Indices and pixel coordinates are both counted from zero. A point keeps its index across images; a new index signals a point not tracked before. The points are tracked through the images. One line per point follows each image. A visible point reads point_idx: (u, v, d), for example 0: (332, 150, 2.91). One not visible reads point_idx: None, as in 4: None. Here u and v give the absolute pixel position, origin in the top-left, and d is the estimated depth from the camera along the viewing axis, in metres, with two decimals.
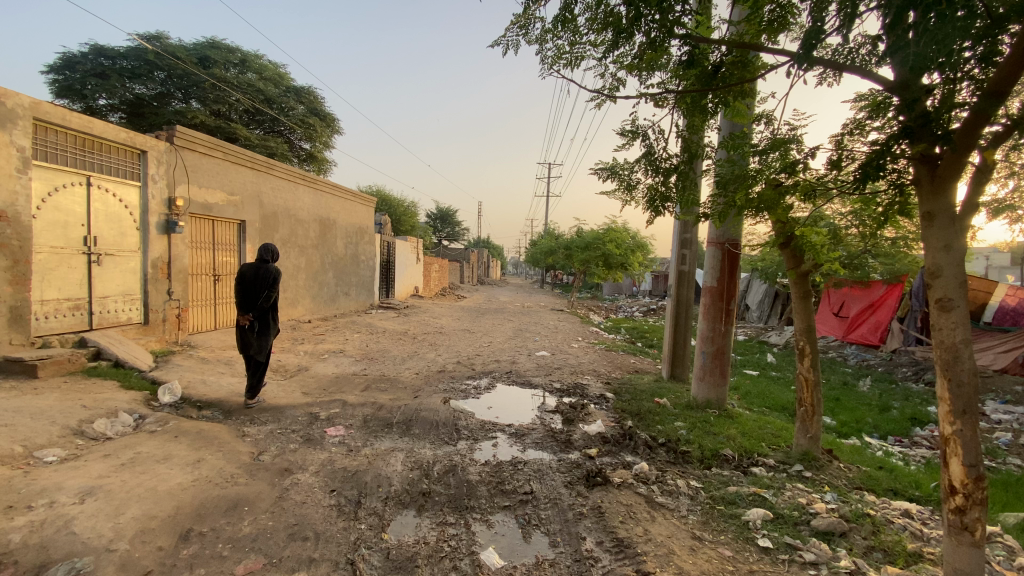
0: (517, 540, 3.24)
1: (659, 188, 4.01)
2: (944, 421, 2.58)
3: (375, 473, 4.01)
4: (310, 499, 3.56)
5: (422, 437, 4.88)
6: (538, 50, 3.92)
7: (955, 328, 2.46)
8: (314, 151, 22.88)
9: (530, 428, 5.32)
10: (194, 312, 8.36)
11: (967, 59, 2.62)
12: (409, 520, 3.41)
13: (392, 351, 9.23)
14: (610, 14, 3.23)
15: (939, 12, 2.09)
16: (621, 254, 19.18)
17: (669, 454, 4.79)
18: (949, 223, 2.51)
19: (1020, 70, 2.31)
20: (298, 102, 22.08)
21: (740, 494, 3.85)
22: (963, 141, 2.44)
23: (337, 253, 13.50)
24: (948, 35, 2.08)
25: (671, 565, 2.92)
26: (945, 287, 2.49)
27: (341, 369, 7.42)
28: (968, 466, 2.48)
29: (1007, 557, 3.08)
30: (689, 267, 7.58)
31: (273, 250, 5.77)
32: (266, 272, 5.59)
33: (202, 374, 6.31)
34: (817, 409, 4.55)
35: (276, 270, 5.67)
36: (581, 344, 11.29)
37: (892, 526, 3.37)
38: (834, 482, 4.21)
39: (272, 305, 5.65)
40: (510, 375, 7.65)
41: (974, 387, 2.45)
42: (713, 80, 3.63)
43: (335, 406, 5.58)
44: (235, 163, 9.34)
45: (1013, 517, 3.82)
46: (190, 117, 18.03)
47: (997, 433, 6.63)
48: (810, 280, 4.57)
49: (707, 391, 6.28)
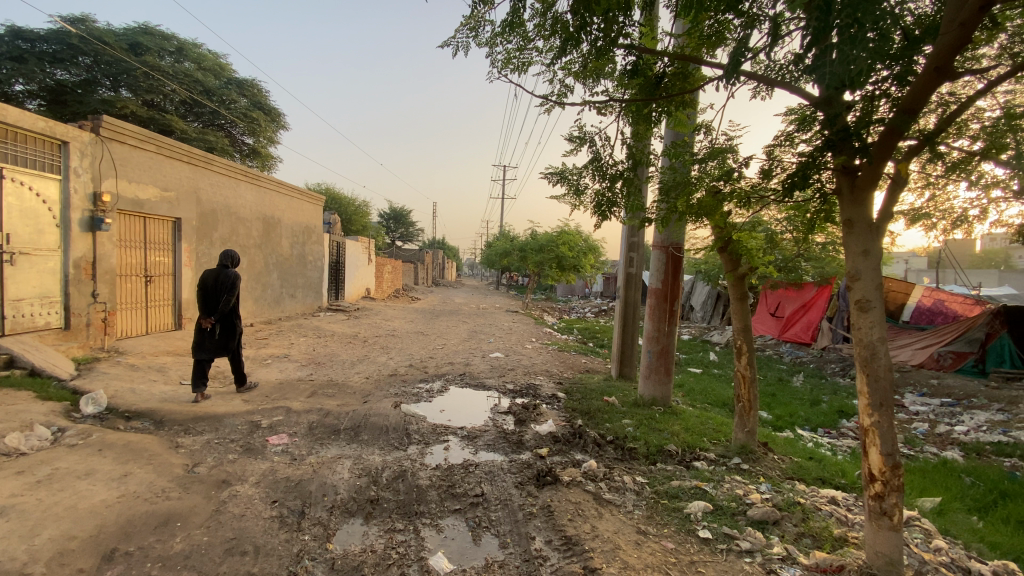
0: (467, 543, 3.23)
1: (606, 193, 4.14)
2: (864, 414, 2.77)
3: (319, 481, 3.88)
4: (249, 511, 3.40)
5: (371, 443, 4.77)
6: (489, 54, 4.00)
7: (873, 327, 2.66)
8: (257, 146, 21.87)
9: (482, 430, 5.31)
10: (123, 315, 7.80)
11: (884, 78, 2.83)
12: (356, 528, 3.32)
13: (341, 355, 8.96)
14: (556, 22, 3.32)
15: (851, 35, 2.29)
16: (574, 257, 19.51)
17: (617, 451, 4.92)
18: (866, 230, 2.72)
19: (929, 91, 2.51)
20: (240, 95, 21.04)
21: (683, 488, 4.00)
22: (879, 155, 2.65)
23: (282, 253, 12.99)
24: (860, 57, 2.27)
25: (617, 560, 3.00)
26: (864, 289, 2.69)
27: (286, 375, 7.13)
28: (886, 455, 2.68)
29: (921, 537, 3.35)
30: (636, 270, 7.84)
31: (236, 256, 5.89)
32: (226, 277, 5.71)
33: (131, 382, 5.89)
34: (753, 404, 4.81)
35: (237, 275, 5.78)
36: (535, 345, 11.39)
37: (820, 513, 3.60)
38: (769, 473, 4.45)
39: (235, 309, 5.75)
40: (463, 378, 7.61)
41: (889, 381, 2.66)
42: (656, 90, 3.87)
43: (278, 414, 5.36)
44: (170, 157, 8.81)
45: (927, 501, 4.15)
46: (119, 107, 16.83)
47: (913, 422, 7.22)
48: (746, 282, 4.79)
49: (652, 389, 6.50)
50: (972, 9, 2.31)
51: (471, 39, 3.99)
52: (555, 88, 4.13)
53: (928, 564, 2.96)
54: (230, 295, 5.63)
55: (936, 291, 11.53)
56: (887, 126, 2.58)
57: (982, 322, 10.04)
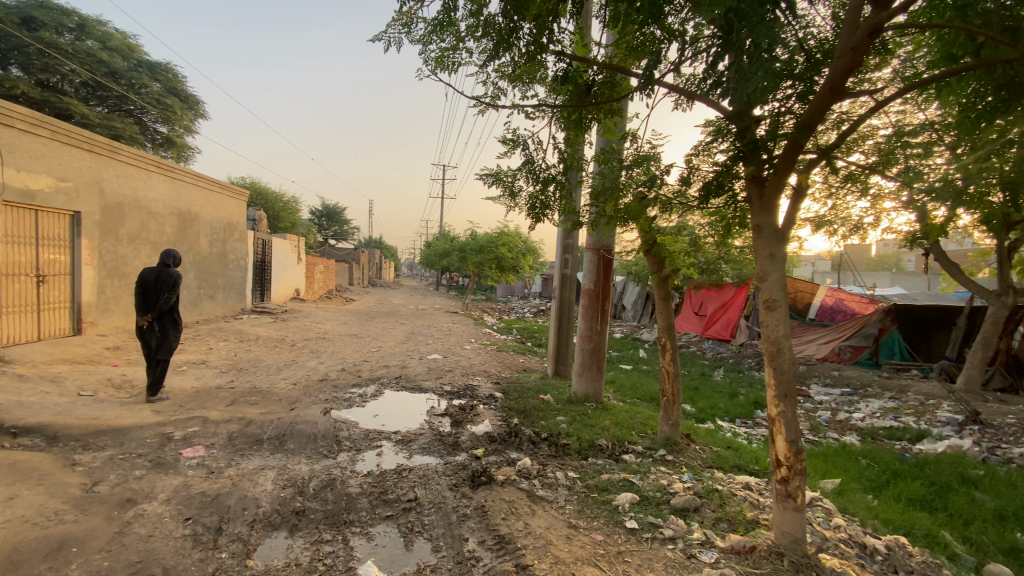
0: (398, 549, 3.17)
1: (539, 196, 4.22)
2: (772, 404, 3.00)
3: (240, 495, 3.65)
4: (159, 531, 3.14)
5: (297, 451, 4.56)
6: (422, 53, 3.95)
7: (778, 325, 2.89)
8: (172, 135, 20.24)
9: (416, 433, 5.23)
10: (7, 319, 6.94)
11: (789, 95, 3.08)
12: (279, 542, 3.16)
13: (266, 359, 8.49)
14: (489, 24, 3.34)
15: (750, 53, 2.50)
16: (513, 257, 19.66)
17: (551, 448, 5.02)
18: (772, 235, 2.96)
19: (826, 109, 2.75)
20: (153, 79, 19.38)
21: (612, 481, 4.15)
22: (783, 166, 2.88)
23: (201, 251, 12.11)
24: (758, 74, 2.47)
25: (548, 555, 3.06)
26: (770, 290, 2.92)
27: (204, 382, 6.66)
28: (790, 442, 2.92)
29: (822, 516, 3.69)
30: (571, 271, 8.03)
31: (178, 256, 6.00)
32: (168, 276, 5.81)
33: (16, 395, 5.25)
34: (677, 398, 5.08)
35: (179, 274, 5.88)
36: (472, 346, 11.37)
37: (735, 498, 3.87)
38: (691, 463, 4.73)
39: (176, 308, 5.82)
40: (399, 381, 7.45)
41: (792, 374, 2.90)
42: (586, 97, 4.01)
43: (194, 424, 4.99)
44: (67, 144, 7.94)
45: (829, 483, 4.57)
46: (5, 86, 15.00)
47: (818, 411, 7.94)
48: (670, 283, 5.04)
49: (585, 386, 6.69)
50: (861, 36, 2.54)
51: (403, 35, 3.91)
52: (489, 90, 4.15)
53: (828, 541, 3.26)
54: (170, 293, 5.72)
55: (838, 292, 12.71)
56: (788, 139, 2.81)
57: (875, 318, 11.19)
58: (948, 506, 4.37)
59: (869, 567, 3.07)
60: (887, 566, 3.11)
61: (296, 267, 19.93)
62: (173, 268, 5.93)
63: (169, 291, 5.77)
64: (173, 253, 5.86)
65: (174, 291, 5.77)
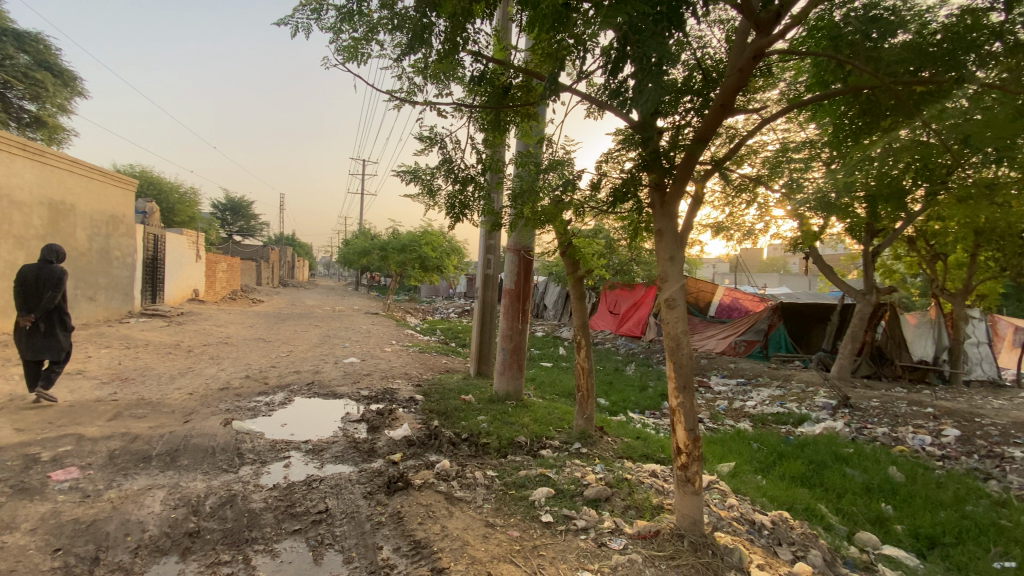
0: (306, 564, 3.00)
1: (458, 195, 4.21)
2: (673, 396, 3.21)
3: (121, 519, 3.27)
4: (18, 566, 2.73)
5: (193, 467, 4.18)
6: (333, 42, 3.79)
7: (677, 322, 3.10)
8: (42, 114, 17.70)
9: (329, 441, 4.99)
10: None
11: (685, 107, 3.39)
12: (169, 568, 2.88)
13: (158, 368, 7.68)
14: (404, 18, 3.28)
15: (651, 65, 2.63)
16: (436, 257, 19.42)
17: (470, 448, 5.02)
18: (672, 239, 3.17)
19: (718, 124, 2.99)
20: (17, 48, 16.81)
21: (529, 477, 4.24)
22: (681, 176, 3.10)
23: (78, 246, 10.70)
24: (656, 86, 2.61)
25: (464, 556, 3.05)
26: (671, 290, 3.13)
27: (80, 395, 5.88)
28: (689, 431, 3.14)
29: (719, 497, 4.02)
30: (493, 271, 8.09)
31: (63, 250, 5.59)
32: (51, 274, 5.43)
33: None
34: (591, 393, 5.30)
35: (64, 270, 5.50)
36: (393, 347, 11.07)
37: (643, 485, 4.11)
38: (604, 455, 4.96)
39: (63, 306, 5.48)
40: (311, 387, 7.07)
41: (690, 367, 3.13)
42: (504, 100, 4.06)
43: (66, 443, 4.39)
44: None
45: (725, 466, 4.99)
46: None
47: (717, 400, 8.64)
48: (584, 283, 5.25)
49: (506, 385, 6.76)
50: (747, 59, 2.78)
51: (313, 21, 3.73)
52: (405, 85, 4.08)
53: (723, 520, 3.56)
54: (54, 291, 5.33)
55: (734, 291, 13.93)
56: (686, 151, 3.03)
57: (765, 315, 12.44)
58: (821, 481, 4.95)
59: (756, 540, 3.40)
60: (772, 539, 3.46)
61: (196, 266, 18.23)
62: (57, 264, 5.53)
63: (53, 290, 5.38)
64: (56, 249, 5.48)
65: (60, 290, 5.40)
